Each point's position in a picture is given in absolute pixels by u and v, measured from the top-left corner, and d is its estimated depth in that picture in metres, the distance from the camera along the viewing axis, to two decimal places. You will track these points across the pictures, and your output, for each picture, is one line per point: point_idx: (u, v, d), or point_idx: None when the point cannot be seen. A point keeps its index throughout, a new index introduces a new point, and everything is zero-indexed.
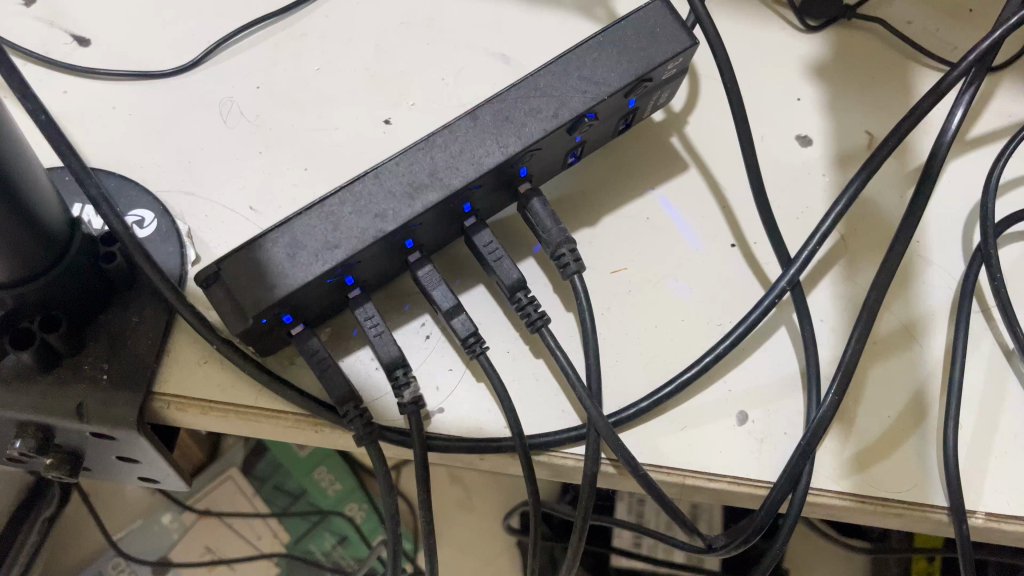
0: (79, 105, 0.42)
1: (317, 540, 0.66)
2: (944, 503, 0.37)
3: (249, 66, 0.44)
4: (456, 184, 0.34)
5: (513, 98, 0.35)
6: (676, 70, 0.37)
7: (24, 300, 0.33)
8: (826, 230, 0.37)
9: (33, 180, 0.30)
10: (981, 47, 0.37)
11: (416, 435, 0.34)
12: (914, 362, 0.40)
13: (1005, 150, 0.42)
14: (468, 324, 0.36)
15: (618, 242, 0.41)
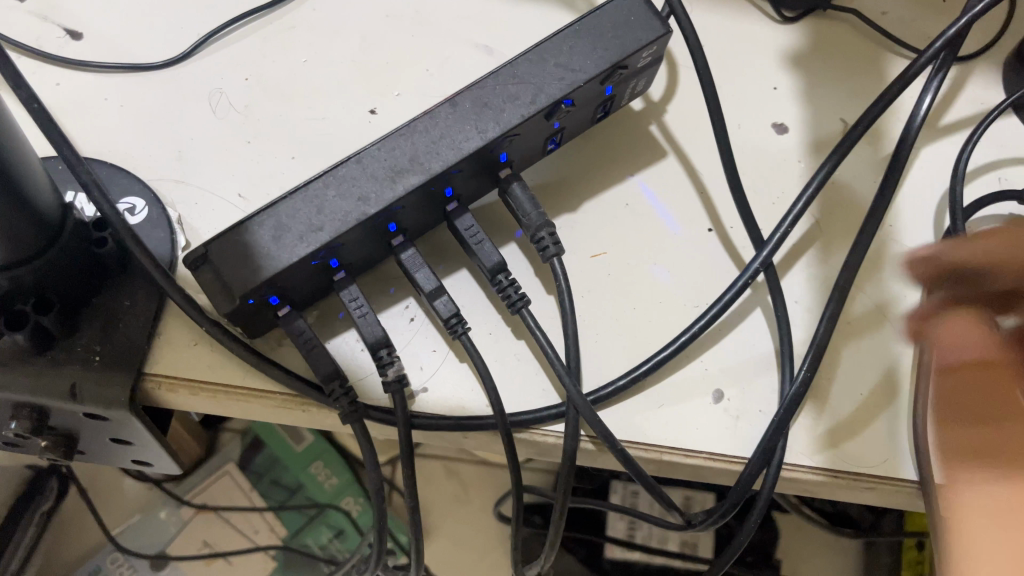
0: (72, 97, 0.43)
1: (315, 534, 0.66)
2: (914, 477, 0.39)
3: (239, 58, 0.45)
4: (436, 168, 0.35)
5: (492, 85, 0.36)
6: (651, 57, 0.38)
7: (19, 283, 0.34)
8: (798, 213, 0.39)
9: (27, 166, 0.31)
10: (947, 34, 0.39)
11: (400, 413, 0.35)
12: (886, 341, 0.41)
13: (973, 134, 0.43)
14: (449, 305, 0.37)
15: (598, 226, 0.43)
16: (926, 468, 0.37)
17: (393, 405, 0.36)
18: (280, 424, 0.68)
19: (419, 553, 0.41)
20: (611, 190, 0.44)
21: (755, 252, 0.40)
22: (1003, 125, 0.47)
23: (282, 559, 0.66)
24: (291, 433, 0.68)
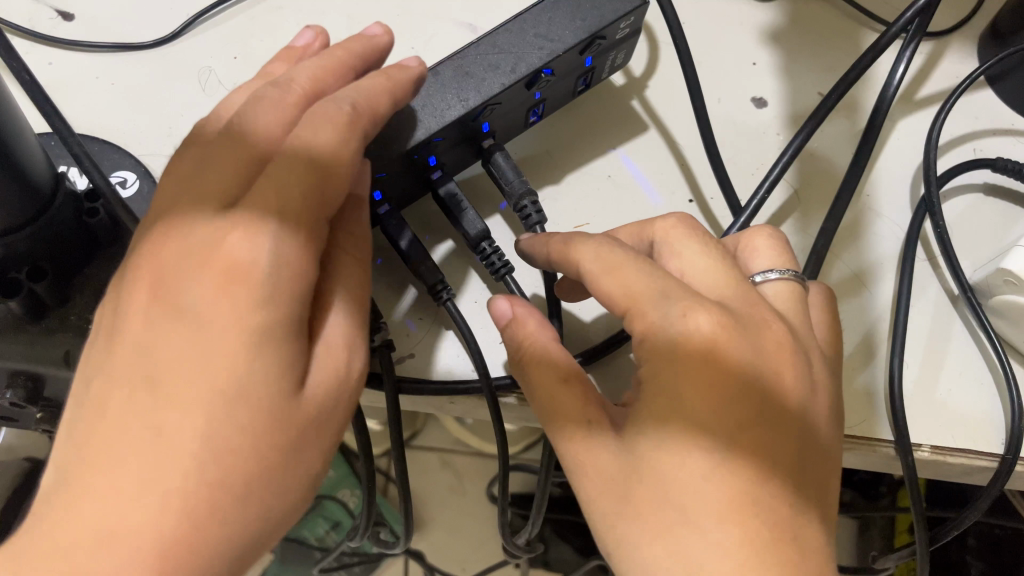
0: (65, 76, 0.44)
1: (311, 528, 0.74)
2: (891, 437, 0.39)
3: (229, 37, 0.46)
4: (419, 136, 0.36)
5: (473, 55, 0.37)
6: (629, 29, 0.40)
7: (13, 250, 0.35)
8: (775, 177, 0.40)
9: (19, 130, 0.32)
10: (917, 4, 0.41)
11: (387, 375, 0.36)
12: (864, 306, 0.42)
13: (948, 102, 0.43)
14: (434, 272, 0.38)
15: (580, 198, 0.43)
16: (904, 427, 0.38)
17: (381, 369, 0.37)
18: None
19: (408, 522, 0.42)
20: (593, 162, 0.45)
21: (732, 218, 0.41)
22: (978, 96, 0.48)
23: (278, 552, 0.74)
24: None
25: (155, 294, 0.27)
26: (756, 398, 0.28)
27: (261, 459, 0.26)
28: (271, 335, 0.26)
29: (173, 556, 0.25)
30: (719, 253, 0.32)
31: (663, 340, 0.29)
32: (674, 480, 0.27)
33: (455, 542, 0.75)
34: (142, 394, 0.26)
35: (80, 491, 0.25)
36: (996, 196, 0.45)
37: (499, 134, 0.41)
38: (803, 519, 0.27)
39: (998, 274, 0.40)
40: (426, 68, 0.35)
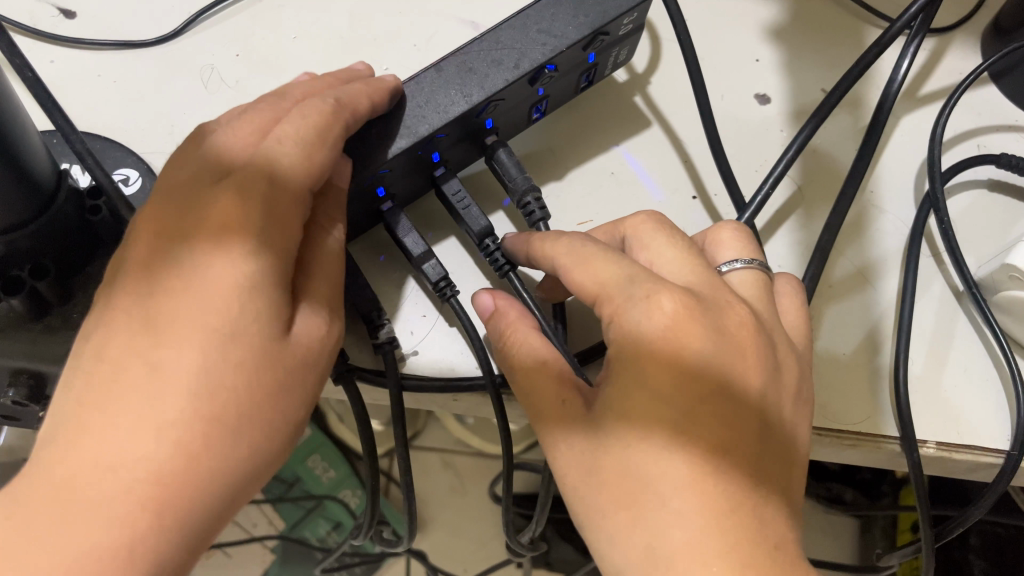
0: (67, 74, 0.44)
1: (312, 528, 0.74)
2: (896, 433, 0.39)
3: (230, 35, 0.45)
4: (422, 132, 0.36)
5: (476, 51, 0.37)
6: (632, 25, 0.40)
7: (16, 247, 0.35)
8: (779, 173, 0.40)
9: (22, 126, 0.32)
10: None
11: (391, 373, 0.36)
12: (868, 303, 0.42)
13: (952, 97, 0.43)
14: (438, 269, 0.37)
15: (583, 195, 0.43)
16: (909, 423, 0.38)
17: (385, 366, 0.37)
18: None
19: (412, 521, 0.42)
20: (596, 158, 0.45)
21: (736, 214, 0.41)
22: (981, 93, 0.48)
23: (279, 552, 0.75)
24: None
25: (153, 249, 0.30)
26: (718, 375, 0.29)
27: (251, 395, 0.29)
28: (260, 281, 0.29)
29: (169, 481, 0.27)
30: (685, 244, 0.33)
31: (629, 324, 0.30)
32: (639, 453, 0.29)
33: (457, 542, 0.75)
34: (141, 337, 0.28)
35: (84, 423, 0.27)
36: (1000, 192, 0.45)
37: (502, 130, 0.41)
38: (763, 492, 0.29)
39: (1004, 270, 0.40)
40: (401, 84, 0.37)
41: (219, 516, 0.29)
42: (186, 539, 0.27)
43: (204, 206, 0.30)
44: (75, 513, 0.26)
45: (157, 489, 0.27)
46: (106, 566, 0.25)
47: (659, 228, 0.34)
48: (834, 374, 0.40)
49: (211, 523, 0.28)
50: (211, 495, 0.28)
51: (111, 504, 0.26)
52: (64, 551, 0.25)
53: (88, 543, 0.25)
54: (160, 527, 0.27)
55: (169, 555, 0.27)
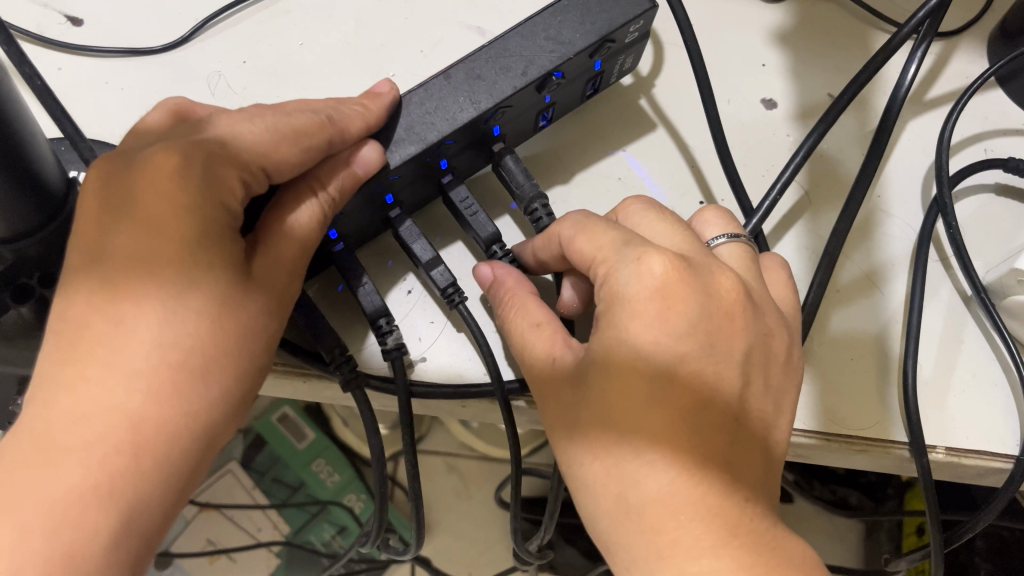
0: (74, 81, 0.44)
1: (317, 531, 0.73)
2: (905, 439, 0.39)
3: (236, 42, 0.46)
4: (431, 139, 0.36)
5: (484, 57, 0.37)
6: (638, 33, 0.40)
7: (25, 255, 0.35)
8: (787, 179, 0.40)
9: (31, 133, 0.32)
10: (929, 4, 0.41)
11: (400, 379, 0.36)
12: (876, 307, 0.42)
13: (960, 102, 0.43)
14: (446, 275, 0.37)
15: (590, 201, 0.43)
16: (917, 429, 0.38)
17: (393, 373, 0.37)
18: (282, 422, 0.73)
19: (419, 529, 0.42)
20: (603, 162, 0.45)
21: (744, 219, 0.41)
22: (988, 97, 0.48)
23: (285, 555, 0.73)
24: (293, 431, 0.73)
25: (102, 207, 0.30)
26: (702, 335, 0.30)
27: (217, 344, 0.30)
28: (212, 236, 0.30)
29: (143, 426, 0.28)
30: (675, 218, 0.34)
31: (619, 283, 0.31)
32: (618, 406, 0.29)
33: (461, 547, 0.75)
34: (99, 288, 0.29)
35: (63, 381, 0.28)
36: (1008, 196, 0.45)
37: (509, 137, 0.41)
38: (737, 447, 0.30)
39: (1012, 275, 0.40)
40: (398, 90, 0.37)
41: (200, 457, 0.30)
42: (167, 480, 0.29)
43: (147, 163, 0.30)
44: (57, 461, 0.27)
45: (133, 434, 0.28)
46: (87, 504, 0.27)
47: (648, 211, 0.35)
48: (825, 347, 0.41)
49: (193, 463, 0.30)
50: (188, 438, 0.29)
51: (88, 449, 0.27)
52: (47, 494, 0.27)
53: (68, 487, 0.27)
54: (138, 468, 0.28)
55: (153, 493, 0.28)
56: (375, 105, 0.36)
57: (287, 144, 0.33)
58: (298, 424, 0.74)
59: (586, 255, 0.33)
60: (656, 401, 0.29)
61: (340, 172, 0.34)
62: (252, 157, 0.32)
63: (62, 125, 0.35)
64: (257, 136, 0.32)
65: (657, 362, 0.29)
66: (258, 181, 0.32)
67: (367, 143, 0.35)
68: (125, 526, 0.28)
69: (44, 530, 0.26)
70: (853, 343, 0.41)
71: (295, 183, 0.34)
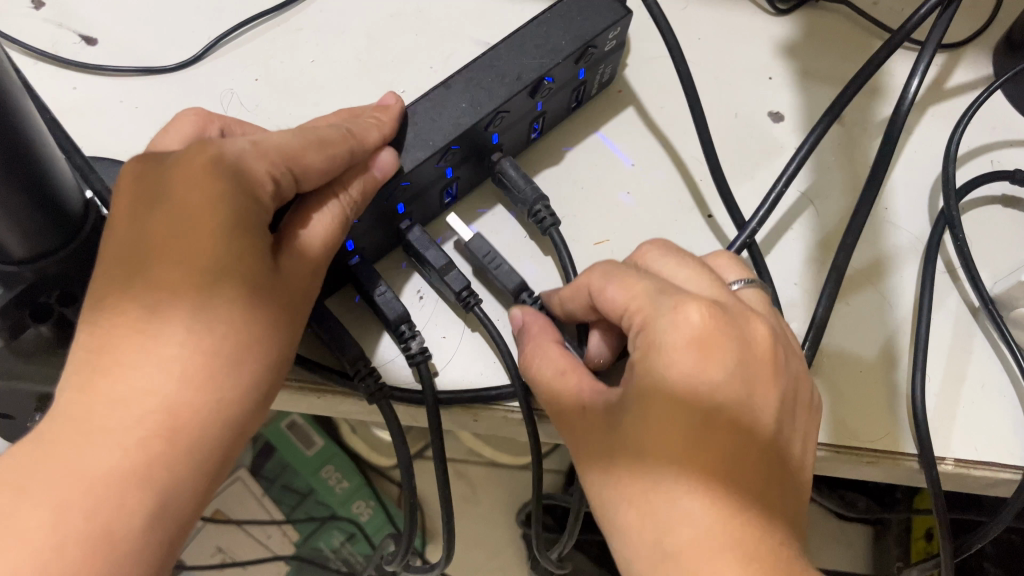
0: (90, 100, 0.44)
1: (326, 538, 0.73)
2: (914, 450, 0.39)
3: (249, 59, 0.46)
4: (437, 143, 0.37)
5: (480, 67, 0.38)
6: (616, 40, 0.42)
7: (44, 274, 0.35)
8: (792, 171, 0.40)
9: (51, 154, 0.32)
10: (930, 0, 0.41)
11: (427, 387, 0.36)
12: (885, 316, 0.43)
13: (966, 114, 0.43)
14: (460, 278, 0.38)
15: (600, 216, 0.44)
16: (926, 441, 0.38)
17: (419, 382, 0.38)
18: (292, 431, 0.73)
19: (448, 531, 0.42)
20: (601, 167, 0.45)
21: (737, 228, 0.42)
22: (994, 108, 0.48)
23: (295, 564, 0.73)
24: (302, 438, 0.73)
25: (135, 201, 0.30)
26: (738, 382, 0.30)
27: (247, 337, 0.30)
28: (244, 226, 0.30)
29: (177, 411, 0.28)
30: (694, 260, 0.35)
31: (657, 334, 0.31)
32: (654, 456, 0.30)
33: (469, 551, 0.75)
34: (133, 281, 0.29)
35: (99, 366, 0.28)
36: (1014, 207, 0.45)
37: (506, 145, 0.42)
38: (773, 493, 0.30)
39: None
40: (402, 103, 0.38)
41: (228, 447, 0.30)
42: (200, 464, 0.28)
43: (179, 158, 0.30)
44: (89, 449, 0.27)
45: (166, 419, 0.28)
46: (124, 488, 0.26)
47: (676, 254, 0.35)
48: (840, 365, 0.41)
49: (222, 453, 0.29)
50: (216, 425, 0.29)
51: (123, 432, 0.27)
52: (78, 476, 0.26)
53: (99, 472, 0.26)
54: (174, 452, 0.28)
55: (184, 477, 0.28)
56: (387, 116, 0.36)
57: (313, 150, 0.32)
58: (308, 432, 0.74)
59: (614, 304, 0.33)
60: (693, 446, 0.29)
61: (360, 174, 0.34)
62: (279, 156, 0.31)
63: (72, 159, 0.37)
64: (284, 139, 0.32)
65: (695, 410, 0.30)
66: (286, 181, 0.32)
67: (385, 149, 0.35)
68: (161, 509, 0.27)
69: (90, 514, 0.26)
70: (863, 357, 0.42)
71: (314, 191, 0.34)
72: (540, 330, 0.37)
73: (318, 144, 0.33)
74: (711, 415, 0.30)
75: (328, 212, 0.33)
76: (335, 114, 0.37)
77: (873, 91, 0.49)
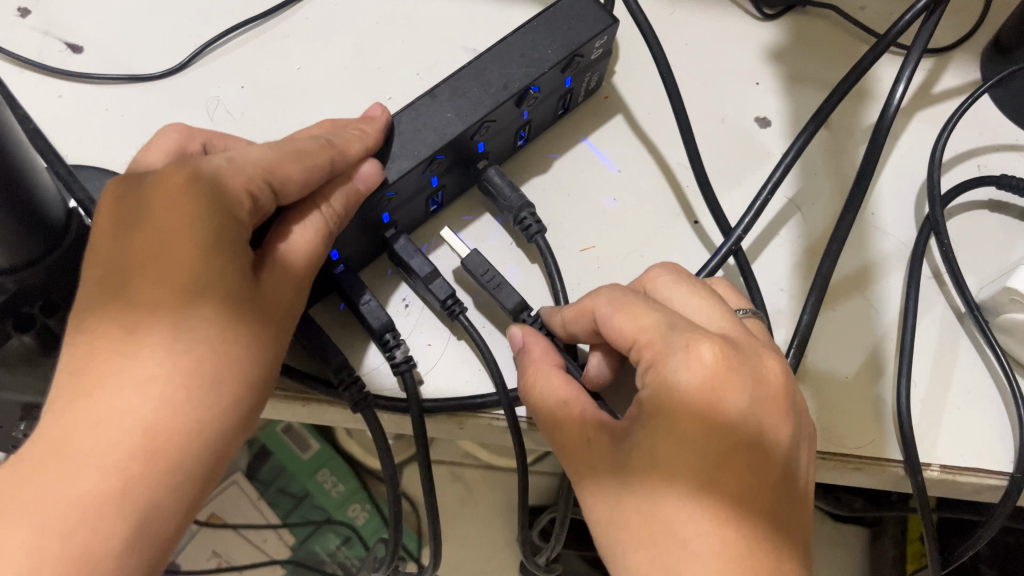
0: (76, 108, 0.44)
1: (322, 542, 0.74)
2: (899, 457, 0.39)
3: (235, 66, 0.46)
4: (423, 153, 0.37)
5: (466, 77, 0.38)
6: (603, 48, 0.42)
7: (27, 284, 0.35)
8: (778, 178, 0.40)
9: (32, 165, 0.32)
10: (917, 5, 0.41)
11: (411, 395, 0.36)
12: (871, 323, 0.43)
13: (951, 119, 0.43)
14: (445, 286, 0.38)
15: (587, 222, 0.44)
16: (912, 447, 0.38)
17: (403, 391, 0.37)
18: (288, 434, 0.73)
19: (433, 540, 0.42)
20: (587, 174, 0.45)
21: (724, 235, 0.42)
22: (981, 112, 0.48)
23: (290, 567, 0.74)
24: (298, 442, 0.73)
25: (115, 223, 0.30)
26: (752, 423, 0.30)
27: (226, 357, 0.29)
28: (223, 241, 0.30)
29: (157, 430, 0.28)
30: (705, 291, 0.34)
31: (668, 372, 0.30)
32: (663, 497, 0.29)
33: (466, 555, 0.74)
34: (115, 305, 0.29)
35: (82, 389, 0.28)
36: (1001, 212, 0.45)
37: (492, 153, 0.43)
38: (788, 536, 0.30)
39: (1005, 292, 0.40)
40: (391, 115, 0.38)
41: (213, 465, 0.30)
42: (180, 484, 0.28)
43: (157, 179, 0.30)
44: (67, 469, 0.27)
45: (146, 439, 0.28)
46: (105, 510, 0.27)
47: (687, 285, 0.34)
48: (828, 376, 0.41)
49: (206, 469, 0.29)
50: (199, 444, 0.29)
51: (103, 454, 0.27)
52: (59, 499, 0.26)
53: (78, 494, 0.26)
54: (153, 472, 0.28)
55: (164, 496, 0.28)
56: (371, 128, 0.36)
57: (290, 163, 0.32)
58: (304, 435, 0.73)
59: (617, 333, 0.32)
60: (706, 490, 0.29)
61: (342, 185, 0.34)
62: (257, 171, 0.31)
63: (53, 168, 0.37)
64: (261, 154, 0.32)
65: (707, 452, 0.29)
66: (264, 195, 0.32)
67: (367, 161, 0.35)
68: (140, 532, 0.27)
69: (65, 540, 0.26)
70: (851, 369, 0.41)
71: (297, 202, 0.34)
72: (542, 355, 0.36)
73: (297, 157, 0.33)
74: (724, 458, 0.29)
75: (310, 225, 0.33)
76: (318, 125, 0.37)
77: (861, 97, 0.49)
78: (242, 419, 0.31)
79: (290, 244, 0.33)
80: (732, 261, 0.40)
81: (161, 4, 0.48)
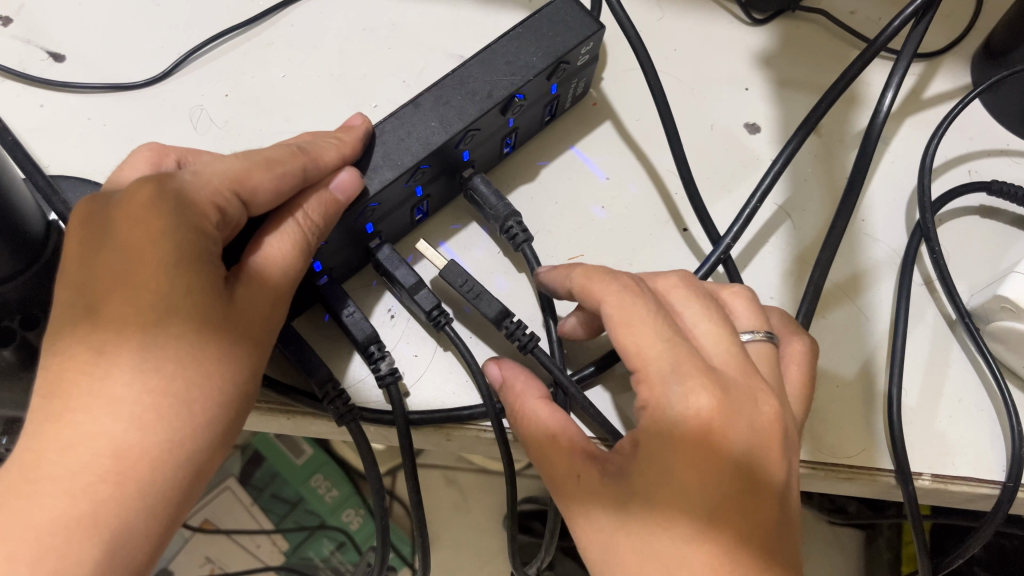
0: (56, 118, 0.44)
1: (316, 547, 0.73)
2: (891, 466, 0.39)
3: (218, 75, 0.46)
4: (406, 163, 0.36)
5: (450, 85, 0.38)
6: (590, 53, 0.42)
7: (8, 299, 0.35)
8: (766, 187, 0.39)
9: (9, 177, 0.32)
10: (905, 10, 0.40)
11: (397, 408, 0.36)
12: (862, 332, 0.42)
13: (942, 124, 0.43)
14: (431, 298, 0.38)
15: (575, 230, 0.43)
16: (902, 456, 0.38)
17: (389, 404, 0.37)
18: (281, 439, 0.72)
19: (424, 551, 0.41)
20: (575, 182, 0.45)
21: (712, 242, 0.41)
22: (971, 117, 0.48)
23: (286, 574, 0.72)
24: (291, 447, 0.72)
25: (84, 240, 0.30)
26: (748, 461, 0.30)
27: (198, 373, 0.29)
28: (191, 259, 0.29)
29: (126, 453, 0.27)
30: (717, 314, 0.33)
31: (666, 409, 0.30)
32: (668, 529, 0.29)
33: (460, 559, 0.72)
34: (82, 325, 0.29)
35: (53, 413, 0.28)
36: (992, 218, 0.45)
37: (478, 162, 0.42)
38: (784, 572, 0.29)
39: (995, 300, 0.40)
40: (373, 124, 0.37)
41: (189, 484, 0.29)
42: (153, 506, 0.28)
43: (125, 196, 0.30)
44: (35, 494, 0.26)
45: (116, 461, 0.27)
46: (75, 534, 0.26)
47: (696, 304, 0.33)
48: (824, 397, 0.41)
49: (181, 488, 0.29)
50: (172, 464, 0.28)
51: (71, 477, 0.27)
52: (30, 524, 0.26)
53: (49, 517, 0.26)
54: (124, 496, 0.27)
55: (137, 518, 0.28)
56: (349, 136, 0.35)
57: (262, 173, 0.32)
58: (297, 440, 0.72)
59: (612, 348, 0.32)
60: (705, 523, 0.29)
61: (318, 194, 0.34)
62: (224, 182, 0.31)
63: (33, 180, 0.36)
64: (230, 166, 0.32)
65: (706, 486, 0.29)
66: (234, 206, 0.31)
67: (344, 169, 0.35)
68: (113, 558, 0.27)
69: (34, 567, 0.26)
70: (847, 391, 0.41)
71: (271, 213, 0.34)
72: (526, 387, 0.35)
73: (271, 168, 0.32)
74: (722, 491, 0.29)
75: (285, 234, 0.33)
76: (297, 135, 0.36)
77: (850, 102, 0.49)
78: (221, 436, 0.30)
79: (265, 255, 0.32)
80: (720, 270, 0.40)
81: (144, 12, 0.47)
